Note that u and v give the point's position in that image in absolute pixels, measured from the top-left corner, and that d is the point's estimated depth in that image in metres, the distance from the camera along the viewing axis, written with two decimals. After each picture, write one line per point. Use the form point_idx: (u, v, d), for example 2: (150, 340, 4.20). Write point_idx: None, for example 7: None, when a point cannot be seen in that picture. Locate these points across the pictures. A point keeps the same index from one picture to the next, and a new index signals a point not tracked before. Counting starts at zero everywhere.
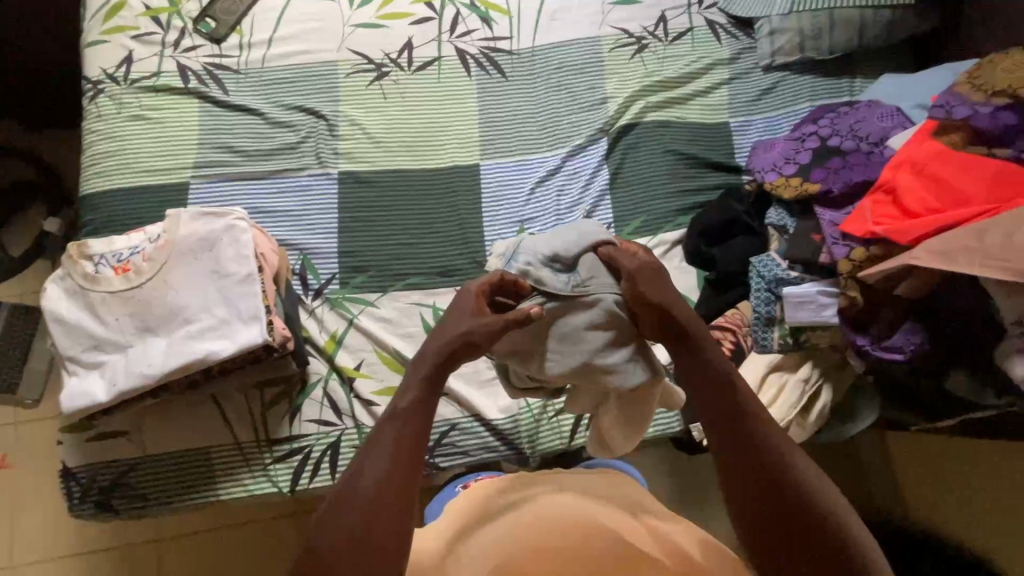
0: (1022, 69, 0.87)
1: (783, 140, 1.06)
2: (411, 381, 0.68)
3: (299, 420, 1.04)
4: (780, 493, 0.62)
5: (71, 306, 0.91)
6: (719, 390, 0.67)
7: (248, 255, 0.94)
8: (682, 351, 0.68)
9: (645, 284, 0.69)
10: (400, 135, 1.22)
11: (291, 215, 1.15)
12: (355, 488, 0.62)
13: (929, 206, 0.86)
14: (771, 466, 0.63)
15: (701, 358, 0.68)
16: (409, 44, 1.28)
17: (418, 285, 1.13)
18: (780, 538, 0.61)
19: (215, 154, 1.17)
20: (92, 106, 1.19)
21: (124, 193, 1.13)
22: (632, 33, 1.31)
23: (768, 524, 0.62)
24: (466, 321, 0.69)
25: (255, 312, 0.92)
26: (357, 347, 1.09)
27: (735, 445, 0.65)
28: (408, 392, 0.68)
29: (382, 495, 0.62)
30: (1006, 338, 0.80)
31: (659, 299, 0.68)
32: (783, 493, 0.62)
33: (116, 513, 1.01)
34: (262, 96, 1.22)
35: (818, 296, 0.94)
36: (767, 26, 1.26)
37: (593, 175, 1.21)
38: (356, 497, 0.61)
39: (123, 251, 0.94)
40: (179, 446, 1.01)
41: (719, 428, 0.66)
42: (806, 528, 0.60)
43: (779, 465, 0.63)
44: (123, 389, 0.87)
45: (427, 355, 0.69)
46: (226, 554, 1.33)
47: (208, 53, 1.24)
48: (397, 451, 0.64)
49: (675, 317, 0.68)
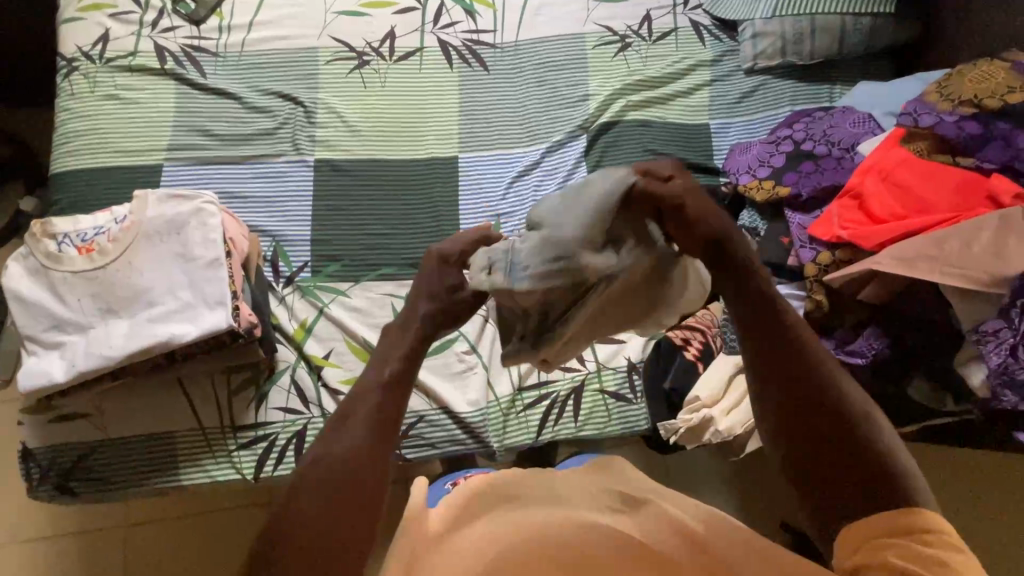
0: (988, 80, 0.89)
1: (757, 143, 1.07)
2: (388, 356, 0.68)
3: (265, 407, 1.03)
4: (826, 417, 0.58)
5: (32, 284, 0.90)
6: (762, 315, 0.61)
7: (216, 240, 0.94)
8: (724, 274, 0.62)
9: (704, 212, 0.61)
10: (378, 124, 1.21)
11: (265, 201, 1.14)
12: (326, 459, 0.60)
13: (893, 212, 0.87)
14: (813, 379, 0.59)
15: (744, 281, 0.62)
16: (391, 33, 1.27)
17: (391, 276, 1.12)
18: (830, 464, 0.57)
19: (190, 137, 1.16)
20: (66, 83, 1.17)
21: (94, 173, 1.11)
22: (616, 32, 1.31)
23: (815, 448, 0.58)
24: (442, 299, 0.71)
25: (220, 297, 0.91)
26: (327, 336, 1.08)
27: (779, 370, 0.60)
28: (386, 366, 0.67)
29: (356, 461, 0.60)
30: (964, 345, 0.82)
31: (714, 229, 0.61)
32: (824, 405, 0.58)
33: (75, 495, 1.00)
34: (240, 80, 1.21)
35: (786, 300, 0.94)
36: (750, 30, 1.26)
37: (571, 172, 1.21)
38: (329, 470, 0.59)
39: (88, 231, 0.93)
40: (142, 430, 1.00)
41: (765, 341, 0.61)
42: (856, 450, 0.57)
43: (821, 392, 0.59)
44: (82, 371, 0.86)
45: (411, 331, 0.70)
46: (192, 542, 1.32)
47: (187, 35, 1.23)
48: (377, 419, 0.63)
49: (718, 237, 0.61)
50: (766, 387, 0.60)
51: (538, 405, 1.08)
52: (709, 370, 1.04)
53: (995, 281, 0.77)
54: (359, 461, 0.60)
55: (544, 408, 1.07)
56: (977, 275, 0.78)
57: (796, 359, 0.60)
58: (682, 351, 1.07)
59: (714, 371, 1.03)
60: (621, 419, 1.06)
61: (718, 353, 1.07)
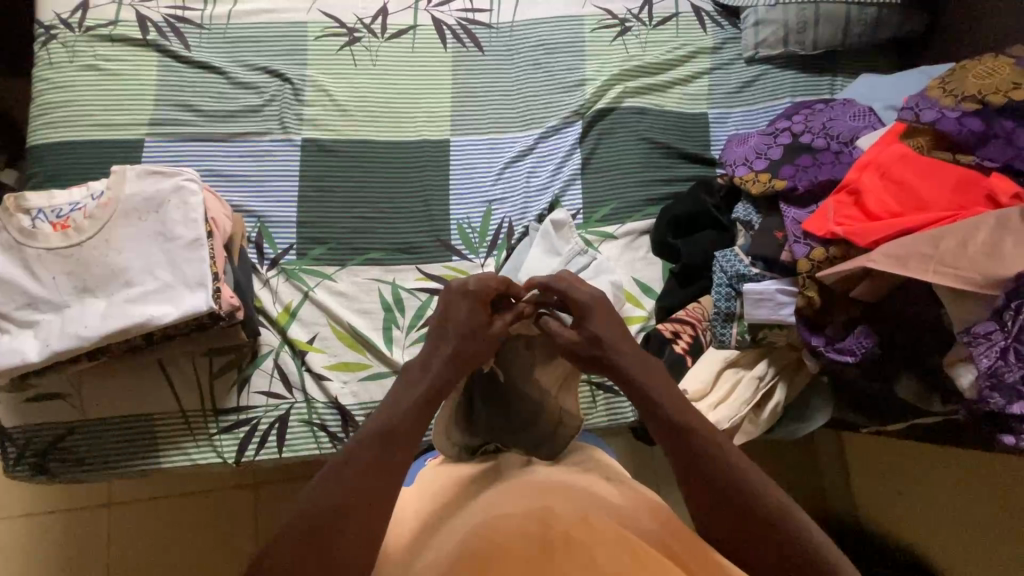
0: (994, 75, 0.86)
1: (753, 135, 1.05)
2: (403, 398, 0.72)
3: (248, 391, 1.02)
4: (741, 505, 0.66)
5: (5, 260, 0.87)
6: (675, 436, 0.71)
7: (197, 219, 0.91)
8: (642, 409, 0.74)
9: (594, 319, 0.77)
10: (367, 104, 1.18)
11: (250, 181, 1.11)
12: (324, 497, 0.64)
13: (889, 209, 0.85)
14: (705, 463, 0.69)
15: (652, 404, 0.73)
16: (384, 10, 1.23)
17: (378, 261, 1.10)
18: (748, 542, 0.66)
19: (173, 112, 1.12)
20: (44, 52, 1.13)
21: (72, 146, 1.08)
22: (616, 15, 1.28)
23: (733, 532, 0.66)
24: (467, 331, 0.75)
25: (200, 278, 0.88)
26: (311, 320, 1.06)
27: (693, 473, 0.69)
28: (400, 408, 0.70)
29: (355, 498, 0.64)
30: (954, 345, 0.81)
31: (606, 334, 0.76)
32: (732, 493, 0.66)
33: (53, 477, 0.98)
34: (225, 55, 1.17)
35: (777, 295, 0.93)
36: (753, 17, 1.23)
37: (565, 159, 1.18)
38: (320, 508, 0.63)
39: (63, 207, 0.90)
40: (123, 412, 0.99)
41: (660, 434, 0.72)
42: (766, 531, 0.65)
43: (736, 487, 0.67)
44: (56, 350, 0.84)
45: (426, 377, 0.73)
46: (177, 523, 1.31)
47: (171, 5, 1.18)
48: (383, 469, 0.66)
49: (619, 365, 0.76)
50: (692, 490, 0.69)
51: None
52: (699, 364, 1.02)
53: (990, 281, 0.76)
54: (356, 497, 0.64)
55: None
56: (968, 275, 0.76)
57: (707, 469, 0.69)
58: (672, 344, 1.03)
59: (703, 366, 1.02)
60: (607, 410, 1.08)
61: (707, 347, 1.04)
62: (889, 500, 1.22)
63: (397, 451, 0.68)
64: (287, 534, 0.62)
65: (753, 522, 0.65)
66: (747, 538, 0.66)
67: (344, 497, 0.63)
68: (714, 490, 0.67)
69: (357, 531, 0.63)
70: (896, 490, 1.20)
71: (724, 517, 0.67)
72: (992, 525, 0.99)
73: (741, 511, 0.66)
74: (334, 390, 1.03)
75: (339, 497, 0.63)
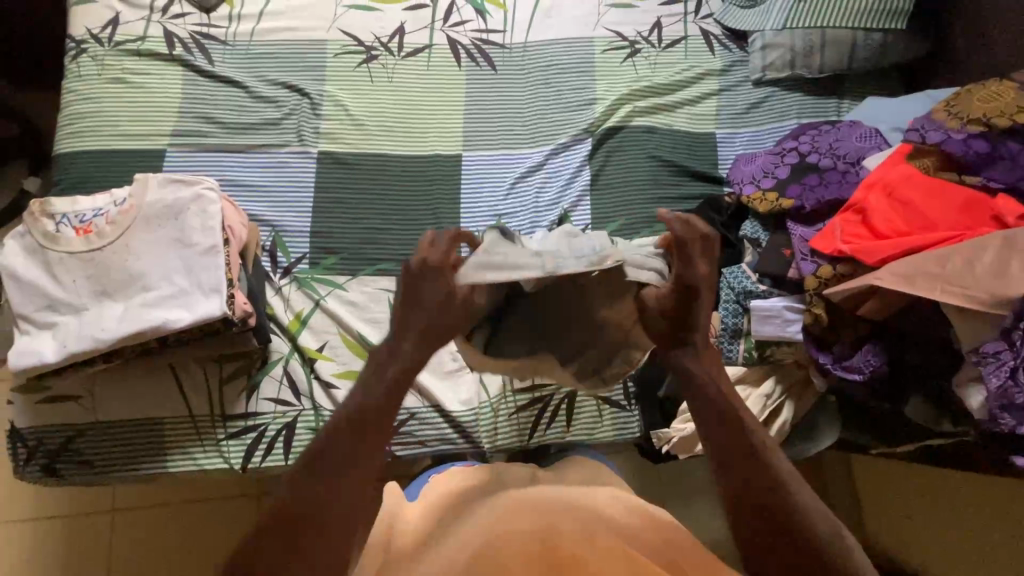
0: (999, 99, 0.87)
1: (758, 155, 1.07)
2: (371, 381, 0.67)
3: (256, 397, 1.03)
4: (773, 509, 0.62)
5: (28, 264, 0.90)
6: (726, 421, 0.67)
7: (214, 227, 0.93)
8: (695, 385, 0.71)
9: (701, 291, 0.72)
10: (382, 119, 1.21)
11: (266, 191, 1.14)
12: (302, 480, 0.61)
13: (896, 228, 0.86)
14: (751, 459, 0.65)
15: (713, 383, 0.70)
16: (401, 29, 1.27)
17: (389, 271, 1.12)
18: (772, 546, 0.62)
19: (194, 124, 1.16)
20: (74, 65, 1.18)
21: (96, 155, 1.12)
22: (626, 37, 1.31)
23: (758, 532, 0.63)
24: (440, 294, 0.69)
25: (215, 284, 0.90)
26: (322, 329, 1.08)
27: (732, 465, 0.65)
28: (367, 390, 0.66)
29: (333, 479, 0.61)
30: (963, 365, 0.81)
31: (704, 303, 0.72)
32: (769, 500, 0.63)
33: (62, 479, 0.99)
34: (246, 70, 1.21)
35: (784, 312, 0.94)
36: (760, 41, 1.26)
37: (574, 175, 1.20)
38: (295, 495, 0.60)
39: (86, 212, 0.93)
40: (133, 416, 1.00)
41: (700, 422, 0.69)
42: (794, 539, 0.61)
43: (776, 490, 0.63)
44: (73, 352, 0.86)
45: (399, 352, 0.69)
46: (179, 531, 1.31)
47: (197, 22, 1.23)
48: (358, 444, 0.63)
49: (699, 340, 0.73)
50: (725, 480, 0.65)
51: (532, 408, 1.07)
52: None
53: (998, 301, 0.76)
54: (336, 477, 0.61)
55: (536, 412, 1.07)
56: (976, 295, 0.76)
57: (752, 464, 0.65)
58: None
59: None
60: (613, 424, 1.08)
61: None
62: (898, 525, 1.20)
63: (374, 439, 0.64)
64: (265, 539, 0.59)
65: (783, 529, 0.62)
66: (772, 544, 0.62)
67: (320, 496, 0.60)
68: (752, 486, 0.64)
69: (339, 515, 0.60)
70: (904, 514, 1.19)
71: (749, 521, 0.63)
72: (998, 553, 0.98)
73: (775, 516, 0.62)
74: (342, 399, 1.04)
75: (314, 497, 0.60)
